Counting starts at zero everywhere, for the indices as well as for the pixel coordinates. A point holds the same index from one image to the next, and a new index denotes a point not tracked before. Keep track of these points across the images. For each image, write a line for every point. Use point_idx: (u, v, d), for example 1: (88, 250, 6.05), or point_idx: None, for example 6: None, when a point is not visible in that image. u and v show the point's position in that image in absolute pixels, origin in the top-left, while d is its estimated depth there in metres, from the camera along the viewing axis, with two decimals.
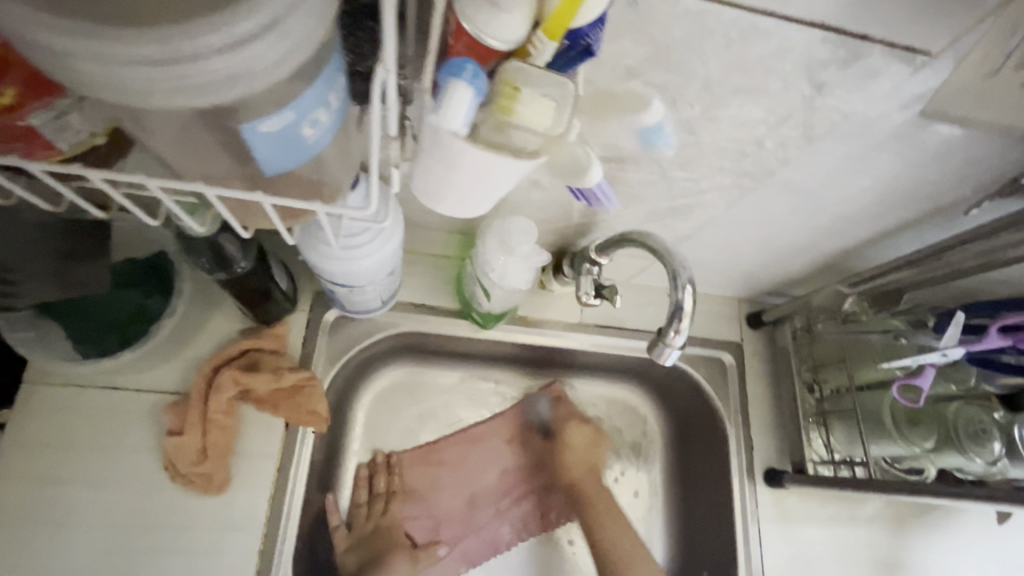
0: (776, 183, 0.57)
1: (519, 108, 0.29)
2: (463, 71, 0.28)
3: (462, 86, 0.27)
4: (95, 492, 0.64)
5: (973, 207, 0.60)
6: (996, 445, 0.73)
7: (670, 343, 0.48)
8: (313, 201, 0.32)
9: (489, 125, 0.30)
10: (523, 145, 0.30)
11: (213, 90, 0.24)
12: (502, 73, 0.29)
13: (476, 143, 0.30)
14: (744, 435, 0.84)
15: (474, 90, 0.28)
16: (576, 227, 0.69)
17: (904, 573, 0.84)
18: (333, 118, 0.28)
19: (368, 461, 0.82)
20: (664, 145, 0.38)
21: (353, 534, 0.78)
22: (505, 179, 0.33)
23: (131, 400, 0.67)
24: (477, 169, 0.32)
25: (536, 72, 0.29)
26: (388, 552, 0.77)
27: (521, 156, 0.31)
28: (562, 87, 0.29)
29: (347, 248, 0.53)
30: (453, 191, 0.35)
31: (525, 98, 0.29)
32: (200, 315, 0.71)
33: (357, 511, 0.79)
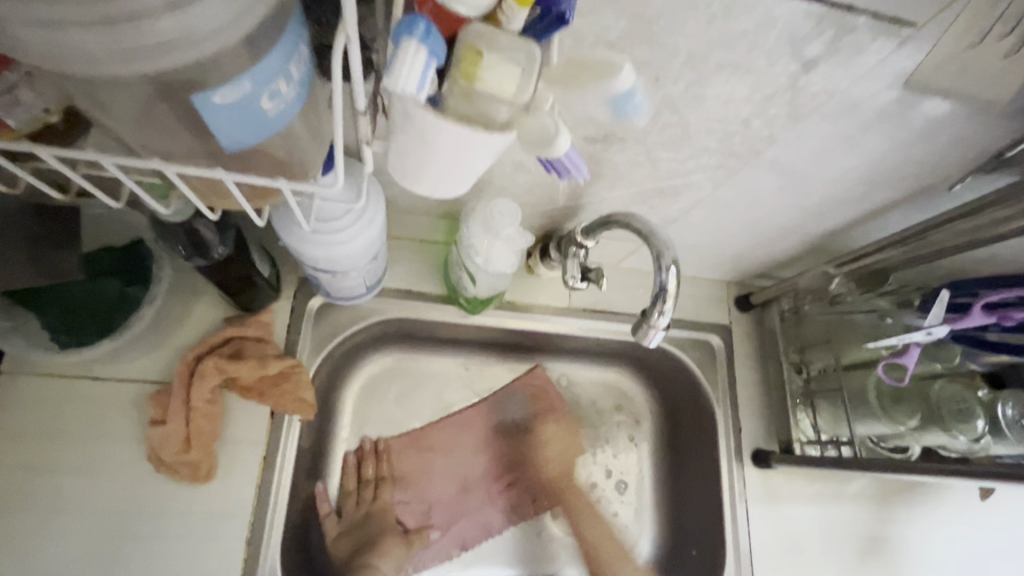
0: (763, 163, 0.56)
1: (482, 74, 0.28)
2: (415, 28, 0.26)
3: (414, 46, 0.26)
4: (78, 484, 0.63)
5: (956, 183, 0.59)
6: (979, 423, 0.72)
7: (654, 325, 0.47)
8: (280, 179, 0.31)
9: (455, 96, 0.29)
10: (494, 115, 0.29)
11: (160, 57, 0.23)
12: (463, 39, 0.28)
13: (446, 116, 0.29)
14: (732, 416, 0.85)
15: (429, 50, 0.26)
16: (562, 210, 0.68)
17: (889, 549, 0.85)
18: (296, 90, 0.27)
19: (356, 448, 0.82)
20: (637, 114, 0.34)
21: (343, 521, 0.77)
22: (480, 154, 0.32)
23: (113, 391, 0.66)
24: (449, 145, 0.31)
25: (498, 35, 0.28)
26: (378, 537, 0.77)
27: (492, 127, 0.29)
28: (526, 51, 0.29)
29: (327, 231, 0.52)
30: (427, 169, 0.34)
31: (488, 63, 0.28)
32: (180, 303, 0.70)
33: (346, 498, 0.79)
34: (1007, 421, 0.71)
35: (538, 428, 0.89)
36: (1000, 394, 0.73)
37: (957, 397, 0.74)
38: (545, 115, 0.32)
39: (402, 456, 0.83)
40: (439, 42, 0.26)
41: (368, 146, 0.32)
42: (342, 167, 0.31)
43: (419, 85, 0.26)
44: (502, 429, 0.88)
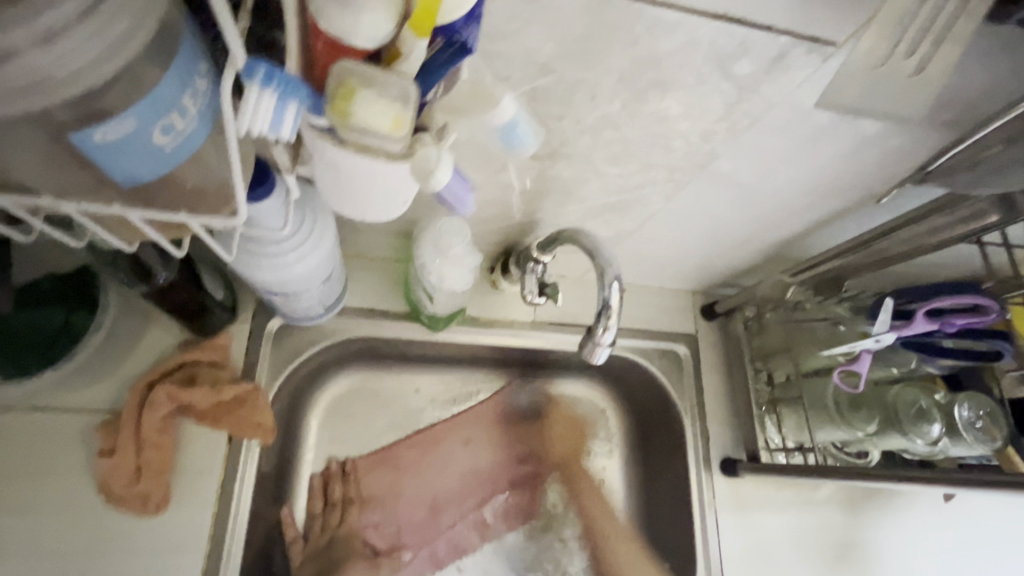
0: (709, 176, 0.57)
1: (355, 109, 0.26)
2: (252, 72, 0.25)
3: (258, 91, 0.25)
4: (26, 522, 0.61)
5: (885, 197, 0.61)
6: (935, 427, 0.72)
7: (600, 342, 0.48)
8: (184, 213, 0.30)
9: (342, 131, 0.28)
10: (388, 146, 0.29)
11: (33, 93, 0.22)
12: (336, 73, 0.26)
13: (347, 146, 0.29)
14: (700, 425, 0.86)
15: (275, 91, 0.25)
16: (519, 226, 0.69)
17: (860, 554, 0.86)
18: (193, 123, 0.27)
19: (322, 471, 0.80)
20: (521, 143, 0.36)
21: (309, 546, 0.76)
22: (393, 180, 0.32)
23: (62, 423, 0.64)
24: (365, 175, 0.31)
25: (373, 70, 0.27)
26: (343, 562, 0.76)
27: (394, 156, 0.30)
28: (401, 82, 0.27)
29: (273, 253, 0.51)
30: (350, 197, 0.34)
31: (360, 97, 0.26)
32: (131, 329, 0.68)
33: (313, 523, 0.78)
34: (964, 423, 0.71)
35: (508, 442, 0.89)
36: (957, 396, 0.73)
37: (913, 400, 0.75)
38: (429, 146, 0.30)
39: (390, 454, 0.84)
40: (285, 80, 0.26)
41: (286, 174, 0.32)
42: (245, 197, 0.31)
43: (280, 133, 0.26)
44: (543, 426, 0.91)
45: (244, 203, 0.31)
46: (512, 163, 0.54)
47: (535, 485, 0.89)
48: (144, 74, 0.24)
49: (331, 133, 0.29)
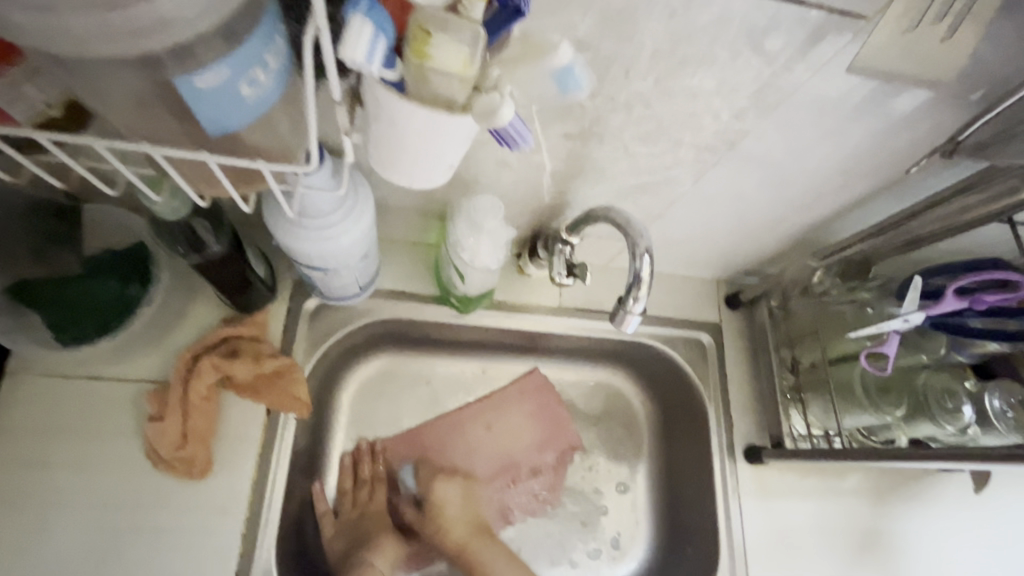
0: (737, 157, 0.58)
1: (431, 51, 0.29)
2: (359, 1, 0.28)
3: (359, 19, 0.28)
4: (79, 480, 0.65)
5: (913, 165, 0.59)
6: (967, 412, 0.71)
7: (630, 310, 0.49)
8: (258, 161, 0.33)
9: (413, 75, 0.31)
10: (451, 94, 0.31)
11: (142, 39, 0.25)
12: (414, 19, 0.30)
13: (410, 98, 0.32)
14: (724, 412, 0.86)
15: (373, 24, 0.28)
16: (548, 208, 0.71)
17: (888, 546, 0.86)
18: (273, 80, 0.30)
19: (352, 450, 0.83)
20: (578, 87, 0.38)
21: (339, 520, 0.79)
22: (447, 140, 0.35)
23: (114, 389, 0.68)
24: (421, 134, 0.34)
25: (448, 19, 0.30)
26: (374, 536, 0.78)
27: (453, 108, 0.32)
28: (473, 32, 0.30)
29: (317, 227, 0.54)
30: (402, 159, 0.37)
31: (436, 41, 0.29)
32: (178, 304, 0.72)
33: (343, 498, 0.81)
34: (996, 412, 0.70)
35: (532, 427, 0.90)
36: (988, 385, 0.72)
37: (946, 387, 0.74)
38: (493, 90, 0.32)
39: (406, 473, 0.85)
40: (382, 16, 0.29)
41: (347, 135, 0.35)
42: (317, 145, 0.34)
43: (371, 65, 0.29)
44: (565, 412, 0.92)
45: (316, 151, 0.34)
46: (546, 142, 0.56)
47: (559, 473, 0.89)
48: (233, 31, 0.27)
49: (395, 87, 0.32)
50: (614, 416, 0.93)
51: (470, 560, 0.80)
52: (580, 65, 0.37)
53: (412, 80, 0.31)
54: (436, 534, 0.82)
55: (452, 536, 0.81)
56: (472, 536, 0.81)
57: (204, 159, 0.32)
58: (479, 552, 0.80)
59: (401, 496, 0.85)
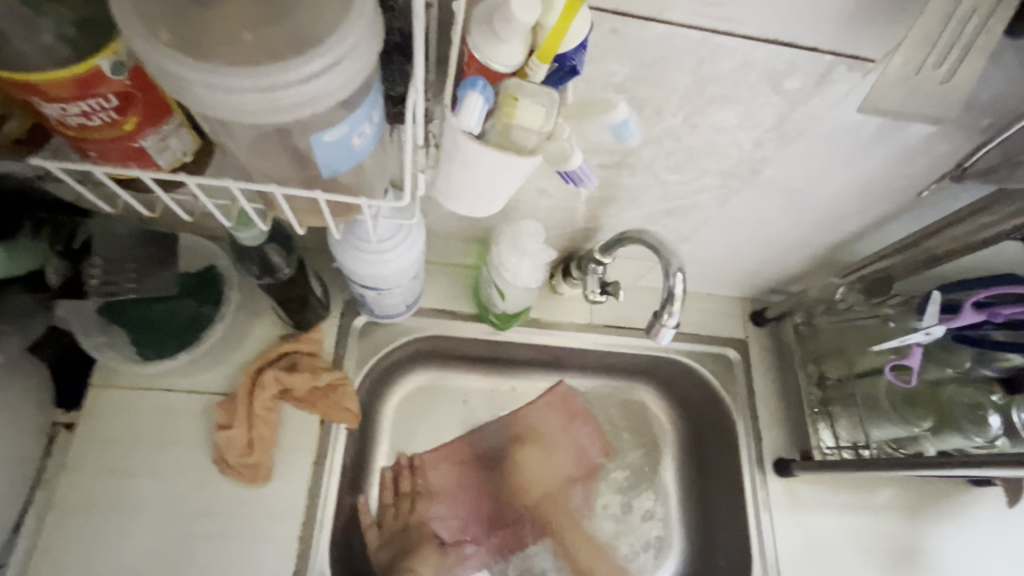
0: (761, 182, 0.63)
1: (518, 113, 0.36)
2: (475, 84, 0.35)
3: (476, 95, 0.35)
4: (156, 485, 0.71)
5: (924, 189, 0.63)
6: (994, 423, 0.75)
7: (665, 323, 0.53)
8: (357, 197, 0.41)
9: (496, 131, 0.37)
10: (524, 143, 0.38)
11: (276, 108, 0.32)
12: (505, 87, 0.36)
13: (488, 145, 0.38)
14: (753, 426, 0.88)
15: (485, 97, 0.35)
16: (582, 231, 0.76)
17: (922, 561, 0.86)
18: (373, 132, 0.36)
19: (393, 464, 0.88)
20: (631, 137, 0.44)
21: (383, 532, 0.84)
22: (507, 178, 0.41)
23: (186, 401, 0.74)
24: (487, 168, 0.40)
25: (525, 85, 0.36)
26: (416, 547, 0.83)
27: (523, 152, 0.38)
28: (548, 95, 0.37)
29: (375, 251, 0.61)
30: (463, 190, 0.43)
31: (521, 105, 0.36)
32: (242, 322, 0.78)
33: (385, 510, 0.85)
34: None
35: (562, 441, 0.96)
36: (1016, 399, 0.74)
37: (974, 400, 0.76)
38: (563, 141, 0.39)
39: (552, 419, 0.96)
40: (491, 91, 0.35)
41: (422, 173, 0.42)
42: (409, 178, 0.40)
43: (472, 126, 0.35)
44: (595, 427, 0.97)
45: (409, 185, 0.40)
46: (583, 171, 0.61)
47: (590, 485, 0.94)
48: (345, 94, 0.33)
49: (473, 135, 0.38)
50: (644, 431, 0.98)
51: (543, 514, 0.93)
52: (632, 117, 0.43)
53: (497, 132, 0.37)
54: (514, 488, 0.94)
55: (529, 495, 0.94)
56: (544, 497, 0.94)
57: (316, 196, 0.39)
58: (551, 509, 0.93)
59: (541, 441, 0.96)
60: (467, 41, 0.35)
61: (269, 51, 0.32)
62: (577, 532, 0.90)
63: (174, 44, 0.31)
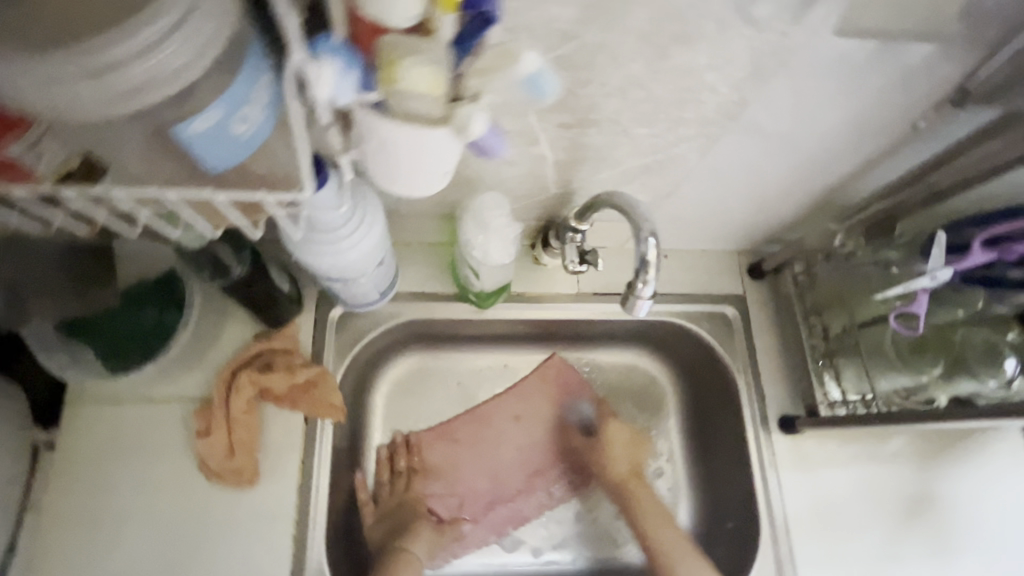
0: (741, 127, 0.57)
1: (399, 76, 0.31)
2: (321, 48, 0.32)
3: (325, 63, 0.31)
4: (142, 497, 0.69)
5: (920, 118, 0.57)
6: (1009, 364, 0.68)
7: (640, 296, 0.49)
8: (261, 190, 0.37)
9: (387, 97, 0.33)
10: (421, 110, 0.33)
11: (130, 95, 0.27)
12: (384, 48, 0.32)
13: (391, 117, 0.34)
14: (755, 383, 0.85)
15: (338, 64, 0.32)
16: (556, 198, 0.71)
17: (937, 508, 0.84)
18: (264, 115, 0.33)
19: (388, 443, 0.87)
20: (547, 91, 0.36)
21: (379, 508, 0.82)
22: (432, 152, 0.36)
23: (163, 410, 0.72)
24: (408, 143, 0.35)
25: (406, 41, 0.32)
26: (410, 522, 0.80)
27: (427, 122, 0.34)
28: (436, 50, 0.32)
29: (331, 239, 0.56)
30: (393, 170, 0.38)
31: (403, 66, 0.31)
32: (213, 325, 0.75)
33: (381, 488, 0.84)
34: None
35: (559, 414, 0.93)
36: None
37: (987, 340, 0.70)
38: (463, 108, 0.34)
39: (548, 392, 0.93)
40: (344, 55, 0.32)
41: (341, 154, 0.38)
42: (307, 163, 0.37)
43: (340, 97, 0.32)
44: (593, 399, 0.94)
45: (307, 169, 0.37)
46: (544, 134, 0.56)
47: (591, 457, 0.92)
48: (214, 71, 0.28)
49: (379, 109, 0.34)
50: (646, 396, 0.94)
51: (628, 495, 0.84)
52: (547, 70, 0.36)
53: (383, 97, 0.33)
54: (597, 463, 0.88)
55: (614, 470, 0.86)
56: (630, 476, 0.85)
57: (210, 194, 0.36)
58: (638, 493, 0.84)
59: (538, 416, 0.92)
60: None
61: (101, 33, 0.27)
62: (660, 517, 0.82)
63: (4, 41, 0.28)
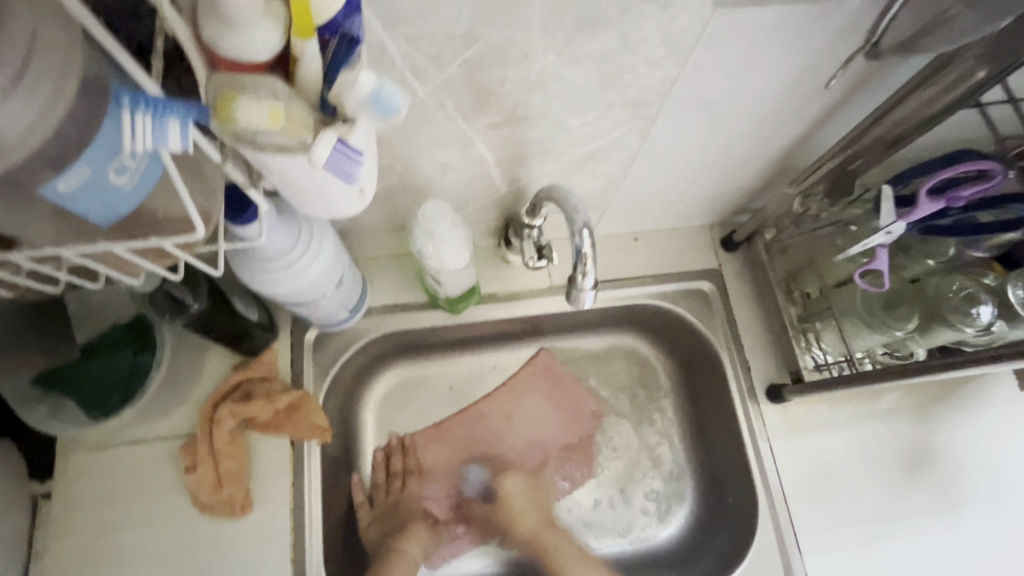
0: (674, 104, 0.56)
1: (234, 113, 0.32)
2: (121, 101, 0.31)
3: (136, 114, 0.31)
4: (140, 536, 0.71)
5: (830, 79, 0.56)
6: (982, 311, 0.66)
7: (583, 287, 0.49)
8: (151, 238, 0.37)
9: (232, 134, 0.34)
10: (276, 140, 0.34)
11: None
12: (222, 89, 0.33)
13: (264, 149, 0.35)
14: (739, 355, 0.84)
15: (150, 111, 0.31)
16: (509, 196, 0.70)
17: (938, 461, 0.82)
18: (144, 161, 0.34)
19: (384, 446, 0.87)
20: (394, 107, 0.35)
21: (376, 508, 0.83)
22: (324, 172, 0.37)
23: (152, 449, 0.73)
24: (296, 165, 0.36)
25: (248, 78, 0.33)
26: (405, 524, 0.82)
27: (290, 149, 0.35)
28: (270, 84, 0.33)
29: (280, 262, 0.56)
30: (298, 188, 0.39)
31: (237, 104, 0.32)
32: (191, 361, 0.76)
33: (377, 489, 0.85)
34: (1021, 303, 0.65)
35: (553, 410, 0.92)
36: (1010, 277, 0.67)
37: (962, 285, 0.69)
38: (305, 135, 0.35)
39: (540, 387, 0.92)
40: (148, 98, 0.31)
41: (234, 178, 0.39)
42: (198, 211, 0.38)
43: (168, 144, 0.31)
44: (585, 394, 0.92)
45: (197, 217, 0.37)
46: (477, 135, 0.56)
47: (588, 452, 0.90)
48: None
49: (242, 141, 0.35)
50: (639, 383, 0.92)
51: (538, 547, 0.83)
52: (388, 82, 0.34)
53: (236, 136, 0.34)
54: (506, 521, 0.85)
55: (519, 525, 0.84)
56: (540, 526, 0.84)
57: (103, 247, 0.37)
58: (552, 542, 0.83)
59: (532, 414, 0.92)
60: (206, 38, 0.33)
61: None
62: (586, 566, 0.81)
63: None
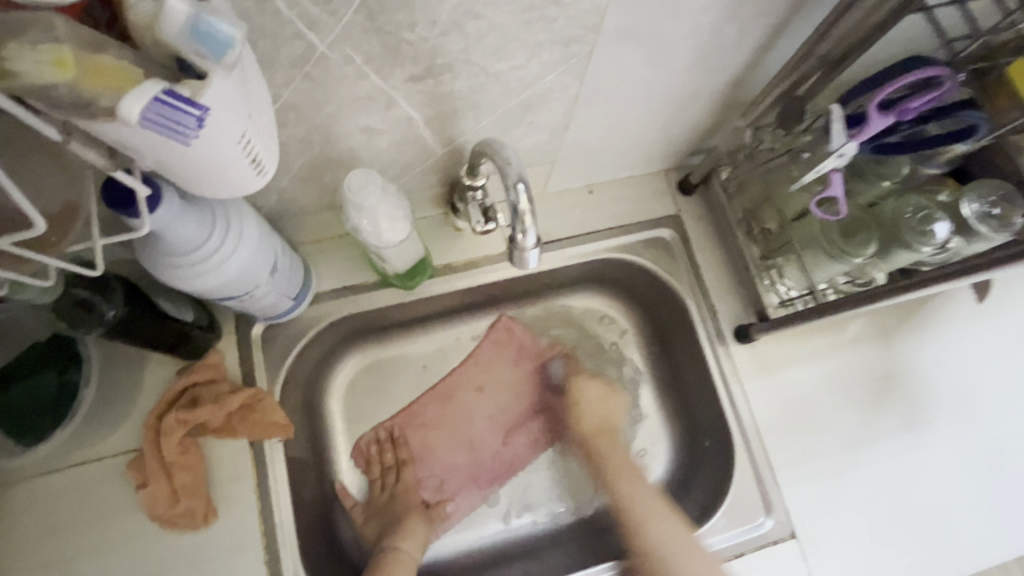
0: (609, 37, 0.52)
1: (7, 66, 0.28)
2: None
3: None
4: (98, 563, 0.67)
5: None
6: (939, 228, 0.65)
7: (525, 247, 0.47)
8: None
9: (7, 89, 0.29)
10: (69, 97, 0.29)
11: None
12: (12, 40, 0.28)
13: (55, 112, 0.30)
14: (704, 300, 0.83)
15: None
16: (448, 157, 0.65)
17: (904, 382, 0.84)
18: None
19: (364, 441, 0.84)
20: (223, 44, 0.30)
21: (372, 507, 0.81)
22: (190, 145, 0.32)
23: (99, 471, 0.69)
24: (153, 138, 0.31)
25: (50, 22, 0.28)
26: (404, 516, 0.79)
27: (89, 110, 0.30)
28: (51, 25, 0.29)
29: (198, 253, 0.51)
30: (169, 165, 0.34)
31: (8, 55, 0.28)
32: (128, 373, 0.71)
33: (372, 485, 0.83)
34: (975, 216, 0.64)
35: (519, 372, 0.90)
36: (962, 192, 0.67)
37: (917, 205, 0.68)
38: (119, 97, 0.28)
39: (505, 355, 0.89)
40: None
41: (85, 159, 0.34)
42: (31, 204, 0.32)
43: None
44: (542, 354, 0.90)
45: (32, 210, 0.32)
46: (396, 92, 0.51)
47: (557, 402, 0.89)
48: None
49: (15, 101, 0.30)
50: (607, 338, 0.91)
51: (595, 453, 0.83)
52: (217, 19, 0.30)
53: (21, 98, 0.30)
54: (568, 418, 0.86)
55: (582, 424, 0.84)
56: (600, 429, 0.83)
57: None
58: (604, 446, 0.83)
59: (506, 376, 0.90)
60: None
61: None
62: (629, 467, 0.81)
63: None
